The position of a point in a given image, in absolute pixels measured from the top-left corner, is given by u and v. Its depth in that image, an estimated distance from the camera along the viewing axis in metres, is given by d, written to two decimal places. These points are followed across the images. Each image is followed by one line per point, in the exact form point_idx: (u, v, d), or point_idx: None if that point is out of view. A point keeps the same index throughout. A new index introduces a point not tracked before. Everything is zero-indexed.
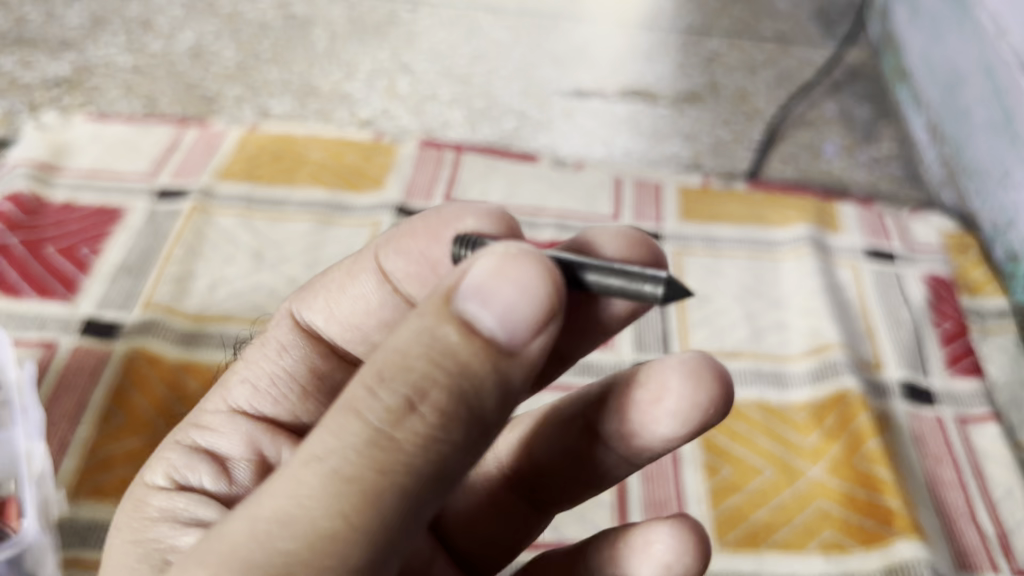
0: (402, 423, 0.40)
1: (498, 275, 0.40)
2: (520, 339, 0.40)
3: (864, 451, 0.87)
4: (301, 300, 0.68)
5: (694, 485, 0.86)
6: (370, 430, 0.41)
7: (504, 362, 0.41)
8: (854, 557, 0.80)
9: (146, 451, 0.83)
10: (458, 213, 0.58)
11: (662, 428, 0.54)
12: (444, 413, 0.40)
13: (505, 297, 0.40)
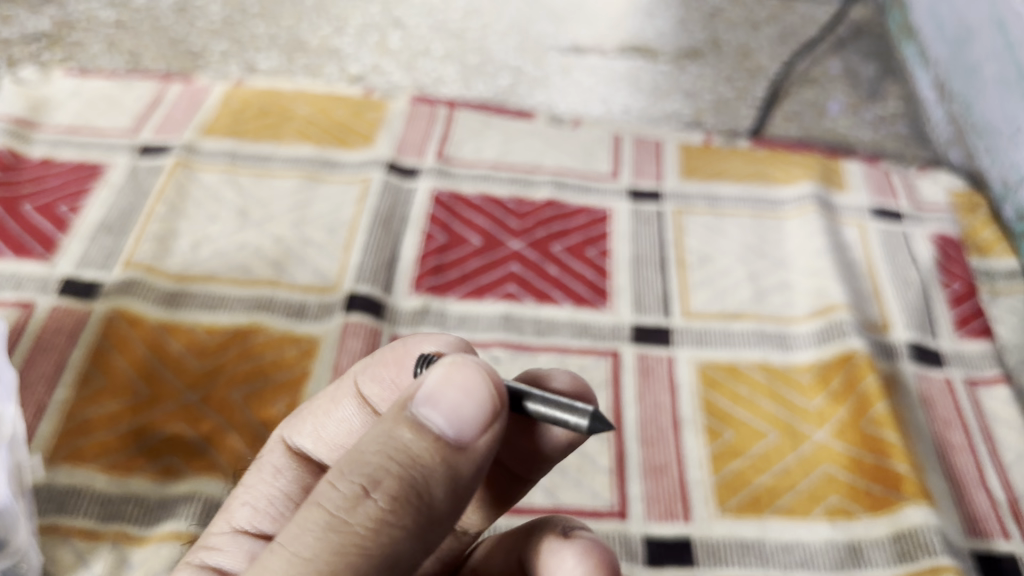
0: (360, 506, 0.43)
1: (443, 382, 0.45)
2: (466, 439, 0.44)
3: (871, 414, 0.84)
4: (288, 426, 0.68)
5: (695, 449, 0.83)
6: (330, 516, 0.43)
7: (450, 459, 0.44)
8: (861, 523, 0.77)
9: (126, 416, 0.80)
10: (418, 344, 0.60)
11: None
12: (399, 500, 0.43)
13: (447, 400, 0.44)
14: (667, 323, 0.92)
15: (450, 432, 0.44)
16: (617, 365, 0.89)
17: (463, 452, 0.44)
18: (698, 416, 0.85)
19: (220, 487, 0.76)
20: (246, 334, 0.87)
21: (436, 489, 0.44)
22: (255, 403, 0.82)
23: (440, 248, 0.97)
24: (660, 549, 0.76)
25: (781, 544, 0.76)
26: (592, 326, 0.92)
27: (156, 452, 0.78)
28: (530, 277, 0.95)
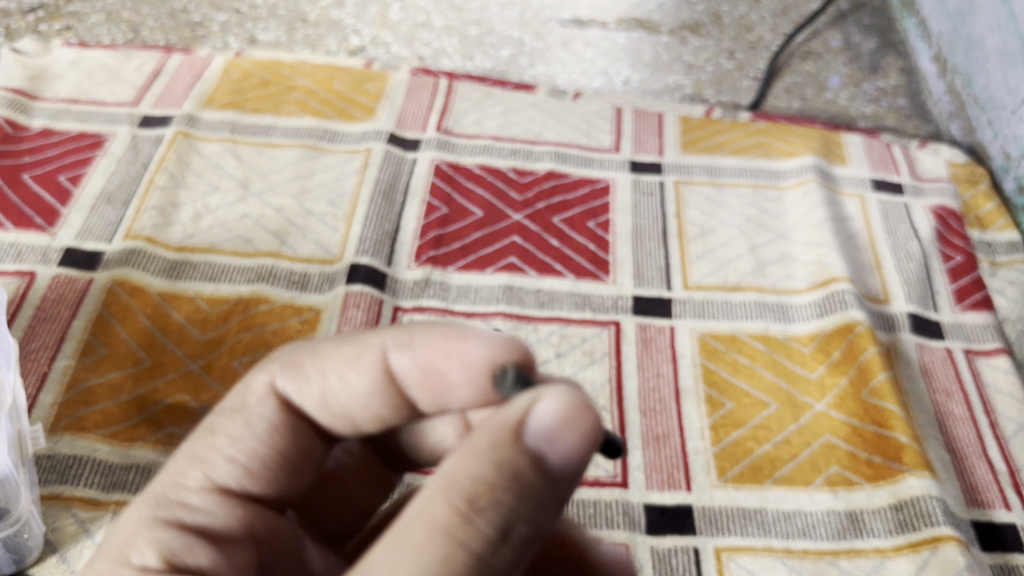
0: (496, 555, 0.36)
1: (576, 426, 0.38)
2: (573, 483, 0.39)
3: (872, 384, 0.84)
4: (288, 371, 0.49)
5: (695, 419, 0.83)
6: (469, 559, 0.35)
7: (558, 506, 0.39)
8: (862, 492, 0.78)
9: (128, 385, 0.80)
10: (469, 350, 0.47)
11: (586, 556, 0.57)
12: (523, 546, 0.37)
13: (574, 447, 0.38)
14: (667, 295, 0.92)
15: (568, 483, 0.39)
16: (618, 336, 0.89)
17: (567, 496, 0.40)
18: (698, 387, 0.85)
19: None
20: (248, 304, 0.87)
21: (544, 533, 0.39)
22: None
23: (441, 219, 0.97)
24: (661, 517, 0.77)
25: (781, 513, 0.77)
26: (593, 297, 0.92)
27: (159, 421, 0.78)
28: (531, 248, 0.95)
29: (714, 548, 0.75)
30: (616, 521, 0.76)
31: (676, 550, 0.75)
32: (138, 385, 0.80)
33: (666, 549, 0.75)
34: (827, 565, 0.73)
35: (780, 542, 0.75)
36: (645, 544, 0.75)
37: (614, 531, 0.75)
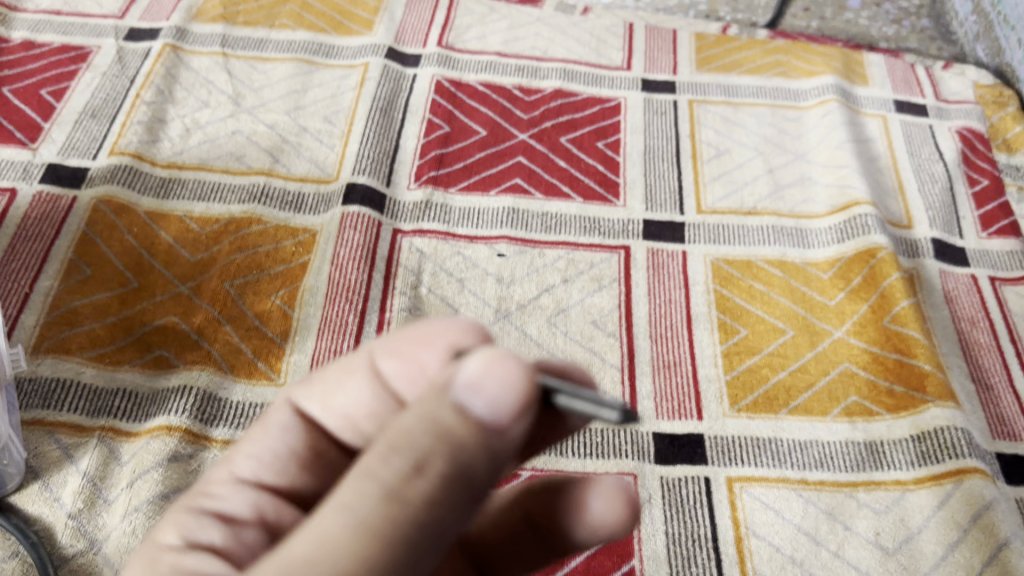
0: (411, 489, 0.32)
1: (501, 375, 0.32)
2: (508, 433, 0.33)
3: (894, 310, 0.80)
4: (301, 386, 0.46)
5: (708, 346, 0.79)
6: (385, 495, 0.31)
7: (492, 451, 0.33)
8: (881, 423, 0.75)
9: (115, 307, 0.77)
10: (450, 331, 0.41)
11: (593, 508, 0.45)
12: (450, 481, 0.32)
13: (504, 396, 0.32)
14: (680, 218, 0.88)
15: (502, 439, 0.33)
16: (628, 261, 0.85)
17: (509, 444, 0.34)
18: (711, 313, 0.81)
19: (214, 380, 0.73)
20: (239, 224, 0.83)
21: (482, 478, 0.33)
22: (249, 295, 0.78)
23: (443, 137, 0.92)
24: (670, 446, 0.73)
25: (797, 443, 0.74)
26: (602, 221, 0.87)
27: (147, 343, 0.75)
28: (537, 169, 0.91)
29: (726, 479, 0.72)
30: (624, 450, 0.73)
31: (685, 480, 0.72)
32: (126, 306, 0.77)
33: (676, 479, 0.72)
34: (844, 498, 0.71)
35: (795, 473, 0.72)
36: (654, 473, 0.72)
37: (621, 460, 0.72)
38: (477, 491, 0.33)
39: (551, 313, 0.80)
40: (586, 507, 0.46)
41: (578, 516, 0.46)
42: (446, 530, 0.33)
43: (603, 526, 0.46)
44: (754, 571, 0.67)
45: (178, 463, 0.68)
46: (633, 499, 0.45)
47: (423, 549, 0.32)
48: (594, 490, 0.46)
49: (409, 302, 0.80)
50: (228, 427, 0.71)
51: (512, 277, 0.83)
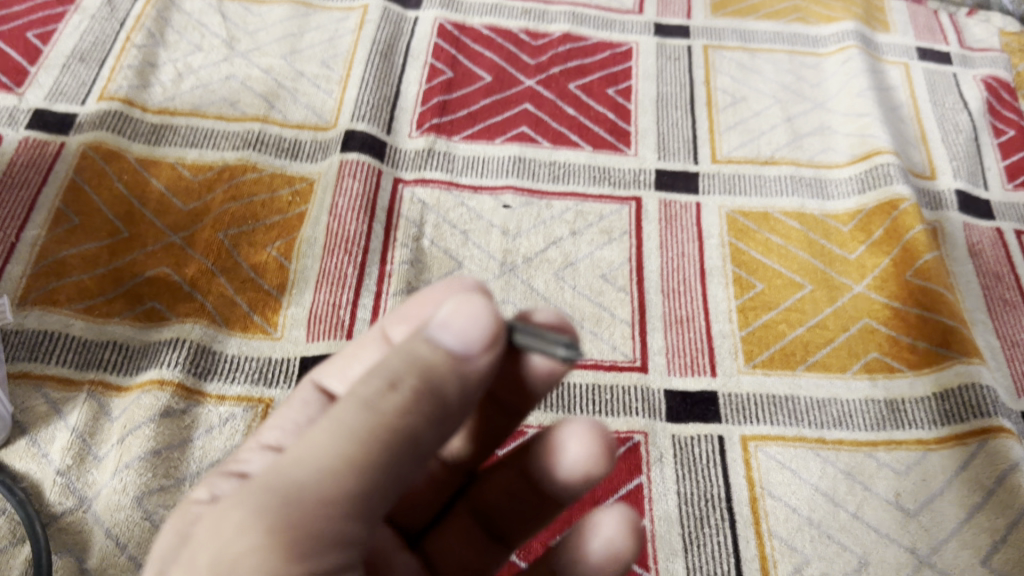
0: (386, 403, 0.32)
1: (471, 310, 0.33)
2: (480, 365, 0.34)
3: (917, 264, 0.77)
4: (320, 371, 0.46)
5: (722, 300, 0.76)
6: (360, 406, 0.32)
7: (464, 378, 0.34)
8: (903, 380, 0.71)
9: (105, 257, 0.74)
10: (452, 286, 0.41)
11: (572, 454, 0.44)
12: (424, 396, 0.33)
13: (475, 327, 0.33)
14: (694, 168, 0.85)
15: (472, 370, 0.34)
16: (639, 212, 0.81)
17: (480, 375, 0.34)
18: (727, 266, 0.78)
19: (208, 333, 0.70)
20: (233, 171, 0.80)
21: (456, 401, 0.34)
22: (244, 245, 0.75)
23: (447, 83, 0.89)
24: (683, 404, 0.70)
25: (814, 401, 0.71)
26: (612, 170, 0.84)
27: (137, 295, 0.72)
28: (544, 116, 0.87)
29: (740, 438, 0.69)
30: (634, 407, 0.70)
31: (698, 439, 0.69)
32: (116, 257, 0.73)
33: (688, 438, 0.69)
34: (864, 458, 0.68)
35: (812, 432, 0.69)
36: (665, 432, 0.69)
37: (632, 418, 0.69)
38: (451, 412, 0.34)
39: (559, 267, 0.77)
40: (558, 447, 0.45)
41: (551, 459, 0.45)
42: (422, 445, 0.34)
43: (586, 471, 0.45)
44: (769, 533, 0.64)
45: (170, 418, 0.66)
46: (605, 438, 0.44)
47: (400, 461, 0.33)
48: (564, 427, 0.45)
49: (410, 254, 0.76)
50: (223, 381, 0.68)
51: (518, 229, 0.79)
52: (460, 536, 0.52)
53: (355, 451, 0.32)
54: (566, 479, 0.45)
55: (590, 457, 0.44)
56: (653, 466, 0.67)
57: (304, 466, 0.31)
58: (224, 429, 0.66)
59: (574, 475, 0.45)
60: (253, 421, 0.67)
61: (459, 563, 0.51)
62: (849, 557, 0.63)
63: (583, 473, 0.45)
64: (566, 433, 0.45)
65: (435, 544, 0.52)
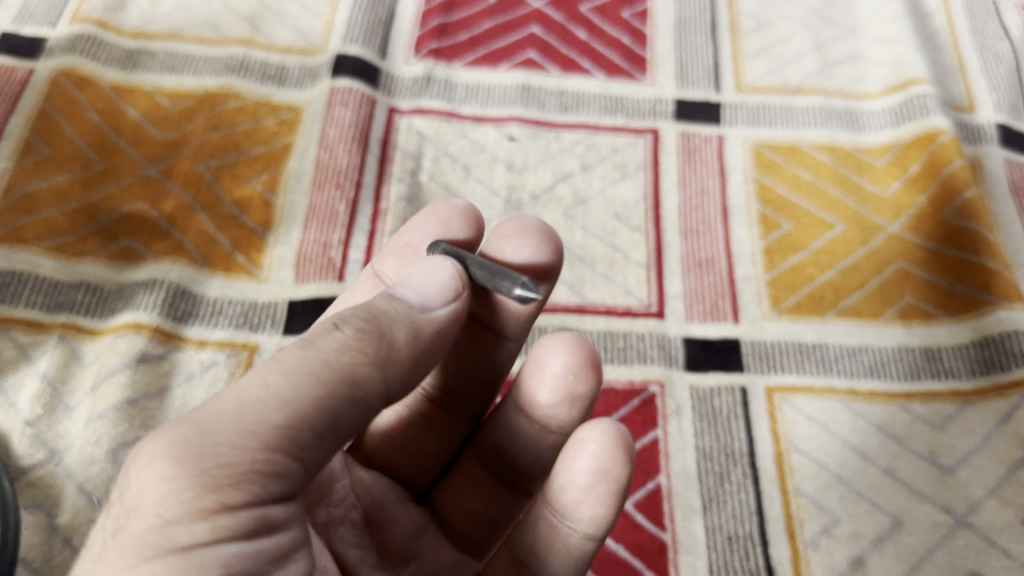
0: (326, 342, 0.35)
1: (434, 271, 0.39)
2: (435, 319, 0.38)
3: (957, 202, 0.71)
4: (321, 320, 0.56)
5: (746, 240, 0.70)
6: (301, 343, 0.35)
7: (413, 329, 0.37)
8: (941, 327, 0.66)
9: (77, 192, 0.68)
10: (431, 216, 0.52)
11: (553, 372, 0.45)
12: (368, 338, 0.36)
13: (438, 281, 0.39)
14: (716, 98, 0.79)
15: (420, 321, 0.37)
16: (656, 145, 0.75)
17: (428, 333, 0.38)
18: (751, 204, 0.72)
19: (187, 274, 0.65)
20: (215, 100, 0.74)
21: (400, 350, 0.37)
22: (226, 179, 0.70)
23: (448, 5, 0.82)
24: (703, 352, 0.65)
25: (845, 349, 0.65)
26: (627, 101, 0.78)
27: (112, 232, 0.66)
28: (554, 42, 0.81)
29: (765, 389, 0.63)
30: (649, 356, 0.65)
31: (720, 390, 0.63)
32: (89, 191, 0.68)
33: (707, 389, 0.63)
34: (897, 411, 0.63)
35: (843, 383, 0.64)
36: (683, 382, 0.63)
37: (647, 367, 0.64)
38: (395, 360, 0.36)
39: (569, 204, 0.71)
40: (540, 376, 0.45)
41: (532, 388, 0.46)
42: (359, 393, 0.35)
43: (571, 387, 0.45)
44: (795, 490, 0.59)
45: (147, 365, 0.61)
46: (584, 344, 0.45)
47: (333, 399, 0.34)
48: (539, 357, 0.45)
49: (407, 190, 0.71)
50: (204, 325, 0.63)
51: (524, 163, 0.73)
52: (466, 483, 0.49)
53: (283, 383, 0.33)
54: (552, 397, 0.45)
55: (573, 380, 0.45)
56: (670, 418, 0.62)
57: (231, 401, 0.33)
58: (206, 376, 0.61)
59: (561, 406, 0.46)
60: (237, 369, 0.61)
61: (472, 515, 0.49)
62: (880, 516, 0.58)
63: (567, 389, 0.45)
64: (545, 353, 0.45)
65: (441, 499, 0.49)
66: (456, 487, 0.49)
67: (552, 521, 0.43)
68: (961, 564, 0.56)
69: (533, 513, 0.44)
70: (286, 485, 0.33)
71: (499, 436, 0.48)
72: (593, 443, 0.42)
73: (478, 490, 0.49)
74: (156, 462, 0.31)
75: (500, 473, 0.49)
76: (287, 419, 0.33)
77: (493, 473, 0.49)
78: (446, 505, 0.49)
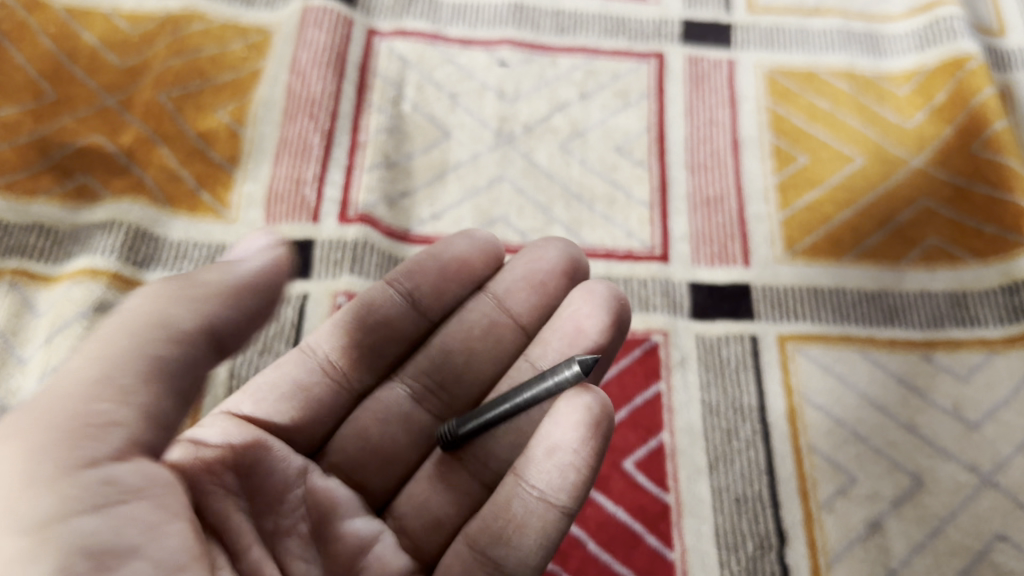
0: (155, 298, 0.36)
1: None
2: (274, 277, 0.39)
3: (986, 134, 0.66)
4: None
5: (757, 176, 0.65)
6: (145, 298, 0.36)
7: (256, 275, 0.38)
8: (968, 270, 0.61)
9: (27, 124, 0.62)
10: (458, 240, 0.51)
11: (588, 324, 0.46)
12: (223, 293, 0.37)
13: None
14: (726, 19, 0.72)
15: (257, 271, 0.38)
16: (661, 71, 0.69)
17: (276, 283, 0.39)
18: (763, 136, 0.67)
19: (148, 214, 0.59)
20: (178, 22, 0.68)
21: (247, 296, 0.37)
22: (189, 109, 0.64)
23: None
24: (710, 298, 0.60)
25: (865, 294, 0.60)
26: (629, 23, 0.72)
27: (66, 169, 0.61)
28: None
29: (777, 338, 0.58)
30: (652, 302, 0.59)
31: (728, 339, 0.58)
32: (40, 123, 0.62)
33: (715, 338, 0.58)
34: (919, 360, 0.58)
35: (861, 331, 0.59)
36: (688, 331, 0.58)
37: (650, 314, 0.59)
38: (249, 310, 0.38)
39: (566, 137, 0.66)
40: (566, 335, 0.46)
41: (565, 341, 0.46)
42: (220, 339, 0.37)
43: (602, 337, 0.45)
44: (808, 447, 0.54)
45: (106, 314, 0.55)
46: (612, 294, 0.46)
47: (197, 344, 0.36)
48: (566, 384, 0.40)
49: (388, 121, 0.65)
50: (167, 270, 0.58)
51: (516, 92, 0.67)
52: (437, 487, 0.45)
53: (144, 333, 0.34)
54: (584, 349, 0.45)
55: (599, 336, 0.45)
56: (674, 369, 0.57)
57: (97, 350, 0.34)
58: None
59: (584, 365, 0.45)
60: None
61: (438, 526, 0.44)
62: (901, 476, 0.53)
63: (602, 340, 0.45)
64: (579, 307, 0.46)
65: (408, 504, 0.45)
66: (422, 490, 0.45)
67: (526, 494, 0.38)
68: (987, 528, 0.51)
69: (504, 493, 0.39)
70: (167, 431, 0.34)
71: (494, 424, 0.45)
72: (575, 402, 0.38)
73: (451, 491, 0.44)
74: (33, 421, 0.32)
75: (480, 475, 0.45)
76: (155, 361, 0.34)
77: (472, 474, 0.45)
78: (409, 510, 0.44)
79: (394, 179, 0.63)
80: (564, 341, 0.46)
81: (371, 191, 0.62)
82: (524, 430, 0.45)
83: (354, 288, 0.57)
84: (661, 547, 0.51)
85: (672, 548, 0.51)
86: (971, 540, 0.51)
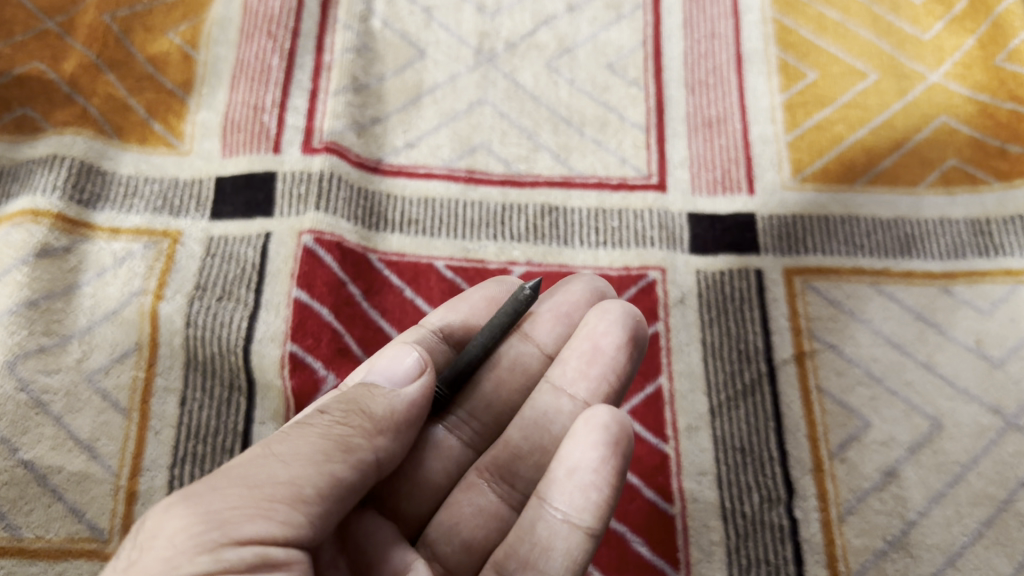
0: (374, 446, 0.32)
1: (403, 350, 0.36)
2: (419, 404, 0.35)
3: (1010, 46, 0.61)
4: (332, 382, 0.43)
5: (763, 93, 0.60)
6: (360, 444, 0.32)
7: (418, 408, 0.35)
8: (990, 193, 0.56)
9: None
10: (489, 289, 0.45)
11: (607, 342, 0.40)
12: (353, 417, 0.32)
13: (413, 355, 0.35)
14: None
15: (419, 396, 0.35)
16: None
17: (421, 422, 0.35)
18: (767, 49, 0.61)
19: (95, 147, 0.54)
20: None
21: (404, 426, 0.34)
22: (137, 31, 0.58)
23: None
24: (712, 231, 0.55)
25: (879, 223, 0.55)
26: None
27: (5, 99, 0.55)
28: None
29: (783, 272, 0.53)
30: (648, 237, 0.54)
31: (730, 275, 0.53)
32: None
33: (716, 274, 0.53)
34: (938, 294, 0.53)
35: (875, 263, 0.54)
36: (688, 266, 0.53)
37: (646, 251, 0.54)
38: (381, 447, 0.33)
39: (552, 54, 0.60)
40: (583, 353, 0.40)
41: (581, 367, 0.40)
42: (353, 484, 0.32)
43: (621, 357, 0.40)
44: (818, 391, 0.50)
45: (50, 258, 0.50)
46: (636, 316, 0.41)
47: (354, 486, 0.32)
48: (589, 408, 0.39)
49: (356, 38, 0.60)
50: (117, 210, 0.53)
51: (497, 5, 0.62)
52: (467, 510, 0.38)
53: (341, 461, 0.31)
54: (604, 371, 0.40)
55: (616, 354, 0.40)
56: (672, 309, 0.52)
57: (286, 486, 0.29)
58: (121, 270, 0.50)
59: (603, 383, 0.40)
60: (156, 261, 0.51)
61: (468, 547, 0.37)
62: (918, 420, 0.49)
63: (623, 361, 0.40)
64: (595, 326, 0.41)
65: (438, 527, 0.37)
66: (450, 512, 0.38)
67: (550, 516, 0.33)
68: (1012, 475, 0.47)
69: (527, 517, 0.34)
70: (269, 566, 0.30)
71: (514, 444, 0.39)
72: (591, 421, 0.33)
73: (479, 514, 0.38)
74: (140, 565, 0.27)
75: (506, 499, 0.38)
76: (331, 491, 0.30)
77: (496, 497, 0.38)
78: (438, 535, 0.37)
79: (363, 104, 0.57)
80: (581, 359, 0.40)
81: (338, 117, 0.56)
82: (548, 449, 0.39)
83: (321, 226, 0.52)
84: (659, 501, 0.47)
85: (672, 502, 0.47)
86: (994, 488, 0.46)
